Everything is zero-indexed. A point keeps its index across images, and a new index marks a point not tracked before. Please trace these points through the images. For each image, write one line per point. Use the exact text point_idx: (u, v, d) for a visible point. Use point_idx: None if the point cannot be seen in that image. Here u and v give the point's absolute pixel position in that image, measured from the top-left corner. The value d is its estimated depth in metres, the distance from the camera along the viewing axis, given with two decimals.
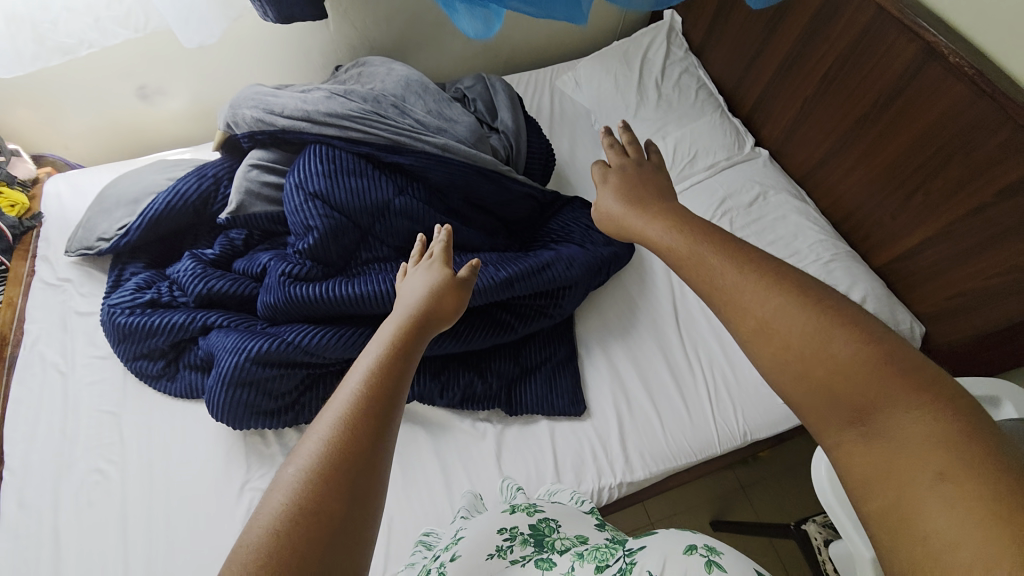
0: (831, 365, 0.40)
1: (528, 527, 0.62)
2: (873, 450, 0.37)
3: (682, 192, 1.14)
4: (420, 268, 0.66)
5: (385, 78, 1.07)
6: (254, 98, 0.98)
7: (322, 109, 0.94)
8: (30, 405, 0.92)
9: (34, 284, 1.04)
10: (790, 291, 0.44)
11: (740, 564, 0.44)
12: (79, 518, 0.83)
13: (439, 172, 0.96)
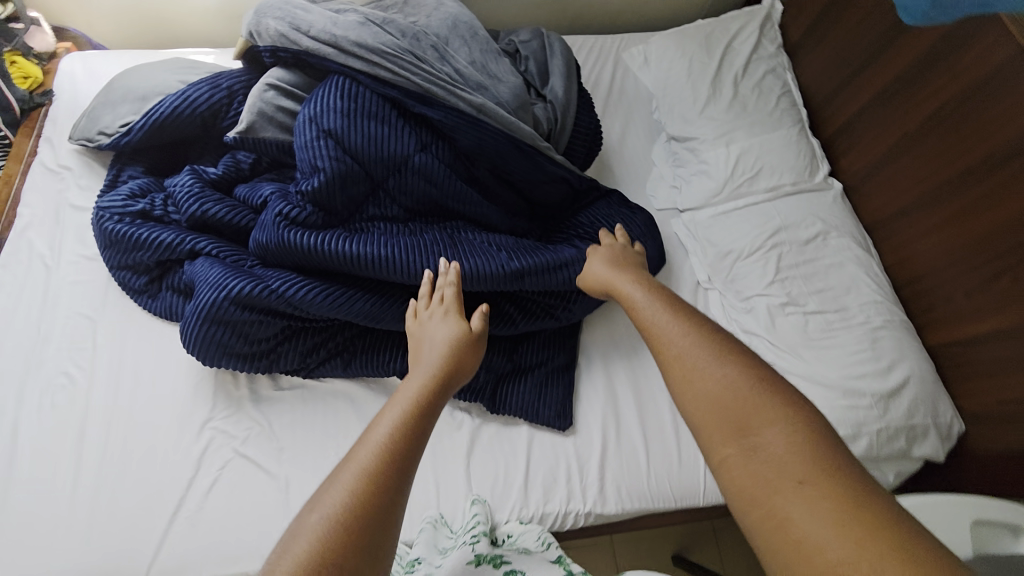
0: (726, 393, 0.47)
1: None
2: (753, 463, 0.43)
3: (732, 213, 1.02)
4: (438, 314, 0.72)
5: (432, 14, 0.95)
6: (282, 9, 0.88)
7: (353, 36, 0.84)
8: (9, 292, 0.89)
9: (34, 165, 0.99)
10: (701, 330, 0.52)
11: None
12: (38, 418, 0.81)
13: (470, 136, 0.86)
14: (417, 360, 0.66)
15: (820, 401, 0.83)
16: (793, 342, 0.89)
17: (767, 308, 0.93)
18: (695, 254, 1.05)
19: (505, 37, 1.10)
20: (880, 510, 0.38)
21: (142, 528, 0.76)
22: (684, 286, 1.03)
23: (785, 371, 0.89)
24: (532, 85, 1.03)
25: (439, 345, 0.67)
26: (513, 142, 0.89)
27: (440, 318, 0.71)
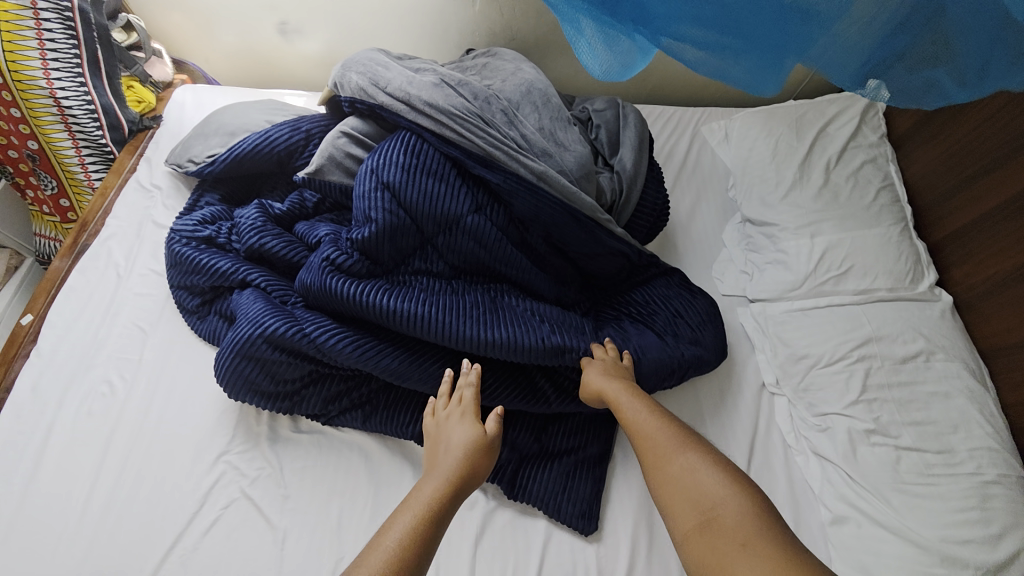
0: (688, 481, 0.59)
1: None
2: (708, 539, 0.54)
3: (812, 312, 0.90)
4: (455, 416, 0.74)
5: (508, 79, 0.95)
6: (367, 64, 0.92)
7: (425, 96, 0.85)
8: (81, 296, 0.95)
9: (131, 182, 1.09)
10: (671, 427, 0.66)
11: None
12: (75, 423, 0.83)
13: (526, 202, 0.83)
14: (434, 464, 0.69)
15: (908, 564, 0.68)
16: (877, 480, 0.74)
17: (848, 432, 0.79)
18: (762, 351, 0.94)
19: (580, 104, 1.09)
20: (806, 562, 0.49)
21: (137, 559, 0.74)
22: (746, 386, 0.91)
23: (864, 515, 0.73)
24: (600, 154, 1.00)
25: (455, 450, 0.69)
26: (572, 212, 0.85)
27: (457, 420, 0.73)
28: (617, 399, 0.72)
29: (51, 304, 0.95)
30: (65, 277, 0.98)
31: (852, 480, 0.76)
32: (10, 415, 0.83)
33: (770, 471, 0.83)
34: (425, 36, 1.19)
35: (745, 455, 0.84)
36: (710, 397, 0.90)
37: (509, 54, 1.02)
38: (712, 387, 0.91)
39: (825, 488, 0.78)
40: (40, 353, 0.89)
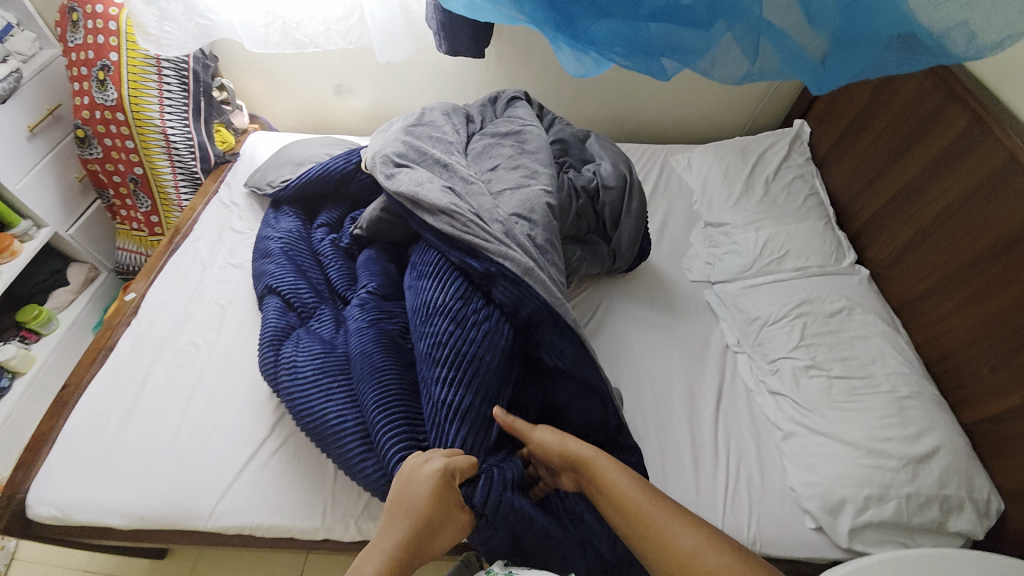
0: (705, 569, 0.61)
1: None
2: None
3: (760, 285, 1.13)
4: (426, 479, 0.71)
5: (509, 170, 1.06)
6: (392, 160, 1.06)
7: (432, 199, 0.97)
8: (175, 281, 1.18)
9: (215, 200, 1.35)
10: (680, 516, 0.68)
11: None
12: (166, 374, 1.02)
13: (503, 295, 0.89)
14: (392, 520, 0.69)
15: (844, 460, 0.84)
16: (817, 402, 0.93)
17: (792, 370, 0.98)
18: (725, 320, 1.15)
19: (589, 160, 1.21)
20: None
21: (214, 474, 0.89)
22: (713, 346, 1.11)
23: (808, 429, 0.91)
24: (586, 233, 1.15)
25: (418, 511, 0.69)
26: (548, 311, 0.89)
27: (426, 485, 0.70)
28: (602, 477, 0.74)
29: (148, 285, 1.18)
30: (160, 266, 1.22)
31: (799, 405, 0.94)
32: (115, 366, 1.03)
33: (736, 409, 1.01)
34: (449, 93, 1.53)
35: (713, 396, 1.02)
36: (684, 355, 1.09)
37: (520, 137, 1.12)
38: (685, 349, 1.10)
39: (779, 416, 0.96)
40: (140, 322, 1.10)
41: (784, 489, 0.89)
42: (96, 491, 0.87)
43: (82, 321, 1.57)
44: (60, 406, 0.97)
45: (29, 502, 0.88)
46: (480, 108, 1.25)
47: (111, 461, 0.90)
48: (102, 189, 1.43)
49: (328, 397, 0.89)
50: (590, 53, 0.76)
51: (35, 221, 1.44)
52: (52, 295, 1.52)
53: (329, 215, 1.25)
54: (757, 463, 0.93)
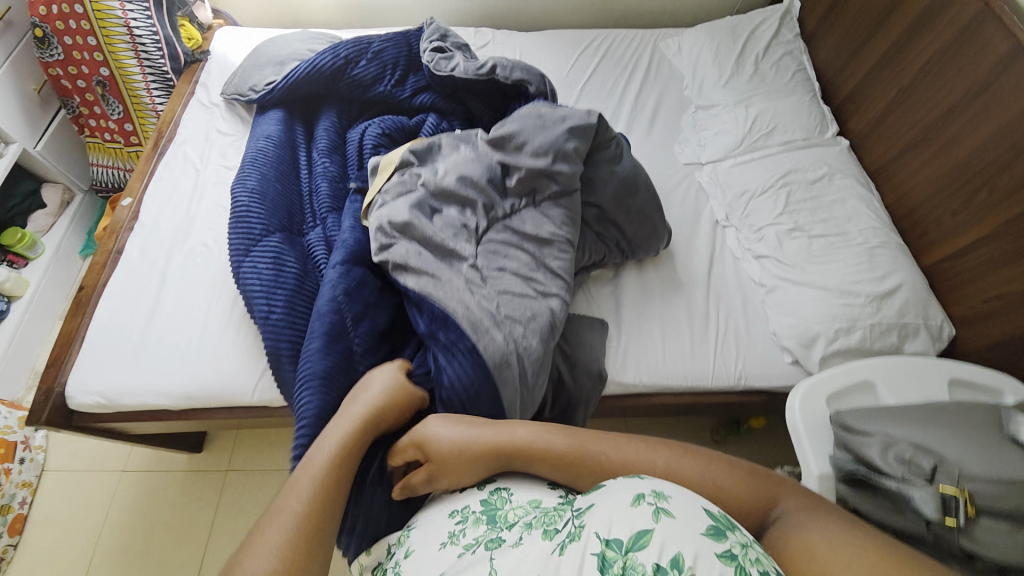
0: (722, 493, 0.59)
1: (478, 505, 0.65)
2: (794, 533, 0.52)
3: (748, 161, 1.19)
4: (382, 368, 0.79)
5: (522, 274, 0.91)
6: (388, 212, 0.90)
7: (415, 282, 0.84)
8: (168, 185, 1.16)
9: (193, 102, 1.28)
10: (674, 448, 0.65)
11: (682, 505, 0.51)
12: (183, 272, 1.04)
13: (454, 376, 0.79)
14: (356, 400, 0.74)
15: (820, 302, 0.96)
16: (798, 258, 1.03)
17: (776, 233, 1.07)
18: (715, 197, 1.21)
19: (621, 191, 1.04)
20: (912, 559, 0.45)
21: (247, 356, 0.95)
22: (703, 221, 1.18)
23: (789, 282, 1.01)
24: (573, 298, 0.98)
25: (381, 390, 0.75)
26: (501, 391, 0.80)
27: (381, 370, 0.78)
28: (529, 442, 0.68)
29: (143, 190, 1.15)
30: (151, 171, 1.18)
31: (782, 262, 1.04)
32: (128, 267, 1.04)
33: (725, 273, 1.10)
34: None
35: (704, 265, 1.11)
36: (676, 231, 1.16)
37: (545, 243, 0.96)
38: (677, 226, 1.17)
39: (764, 275, 1.06)
40: (143, 225, 1.09)
41: (767, 334, 1.01)
42: (139, 379, 0.92)
43: (68, 244, 1.52)
44: (81, 305, 0.99)
45: (71, 395, 0.90)
46: (520, 166, 0.98)
47: (148, 352, 0.94)
48: (66, 97, 1.34)
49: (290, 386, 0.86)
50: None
51: (2, 138, 1.35)
52: (30, 217, 1.47)
53: (330, 117, 1.18)
54: (743, 316, 1.04)
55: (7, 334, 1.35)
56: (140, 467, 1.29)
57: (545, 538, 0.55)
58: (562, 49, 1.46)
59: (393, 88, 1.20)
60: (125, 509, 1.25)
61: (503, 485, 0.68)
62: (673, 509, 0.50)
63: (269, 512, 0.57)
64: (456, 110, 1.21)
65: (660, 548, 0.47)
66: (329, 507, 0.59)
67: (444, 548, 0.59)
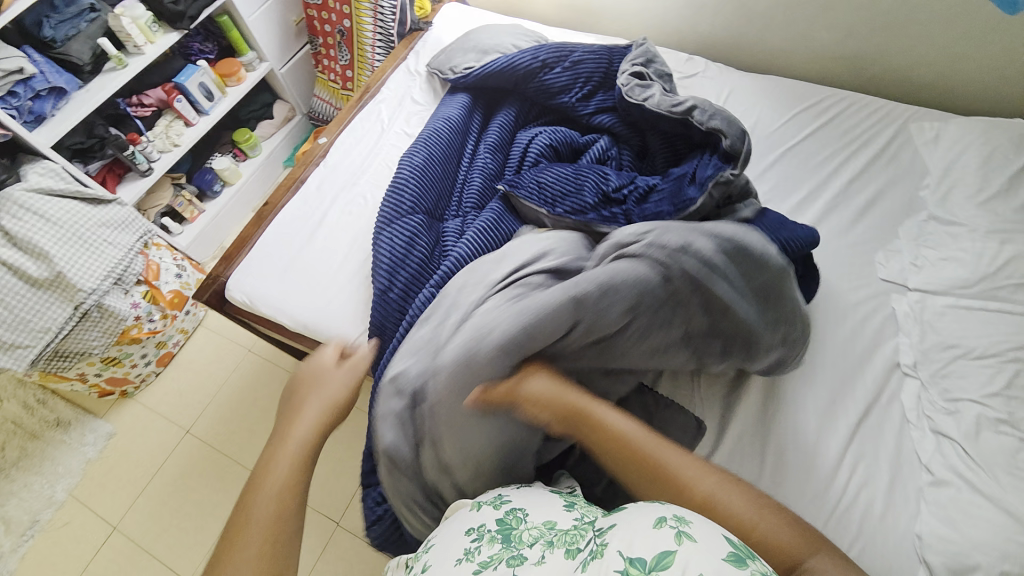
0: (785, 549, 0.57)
1: (495, 524, 0.64)
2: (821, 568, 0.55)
3: (976, 310, 0.93)
4: (336, 364, 0.81)
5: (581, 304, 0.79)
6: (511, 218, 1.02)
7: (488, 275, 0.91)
8: (358, 134, 1.30)
9: (402, 67, 1.41)
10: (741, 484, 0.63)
11: (704, 530, 0.50)
12: (340, 217, 1.16)
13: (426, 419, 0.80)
14: (302, 394, 0.75)
15: (1002, 530, 0.73)
16: (990, 460, 0.79)
17: (977, 417, 0.83)
18: (906, 334, 0.96)
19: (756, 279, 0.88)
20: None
21: (358, 311, 1.03)
22: (879, 358, 0.95)
23: (969, 485, 0.78)
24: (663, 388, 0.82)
25: (324, 390, 0.76)
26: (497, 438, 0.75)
27: (337, 365, 0.80)
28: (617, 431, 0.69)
29: (337, 134, 1.32)
30: (349, 119, 1.34)
31: (968, 456, 0.81)
32: (303, 196, 1.19)
33: (881, 431, 0.89)
34: None
35: (856, 411, 0.90)
36: (837, 356, 0.96)
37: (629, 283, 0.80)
38: (840, 349, 0.97)
39: (934, 458, 0.83)
40: (326, 164, 1.25)
41: (908, 532, 0.80)
42: (278, 295, 1.06)
43: (277, 153, 1.82)
44: (261, 218, 1.17)
45: (228, 288, 1.08)
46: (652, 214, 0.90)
47: (290, 275, 1.08)
48: (314, 36, 1.57)
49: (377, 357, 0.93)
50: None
51: (258, 55, 1.64)
52: (259, 124, 1.77)
53: (508, 115, 1.20)
54: (884, 494, 0.83)
55: (213, 211, 1.67)
56: (260, 353, 1.53)
57: (567, 556, 0.54)
58: (779, 100, 1.27)
59: (578, 102, 1.17)
60: (237, 383, 1.49)
61: (517, 506, 0.67)
62: (694, 534, 0.49)
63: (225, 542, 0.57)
64: (631, 140, 1.14)
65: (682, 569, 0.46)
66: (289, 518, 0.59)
67: (458, 565, 0.58)
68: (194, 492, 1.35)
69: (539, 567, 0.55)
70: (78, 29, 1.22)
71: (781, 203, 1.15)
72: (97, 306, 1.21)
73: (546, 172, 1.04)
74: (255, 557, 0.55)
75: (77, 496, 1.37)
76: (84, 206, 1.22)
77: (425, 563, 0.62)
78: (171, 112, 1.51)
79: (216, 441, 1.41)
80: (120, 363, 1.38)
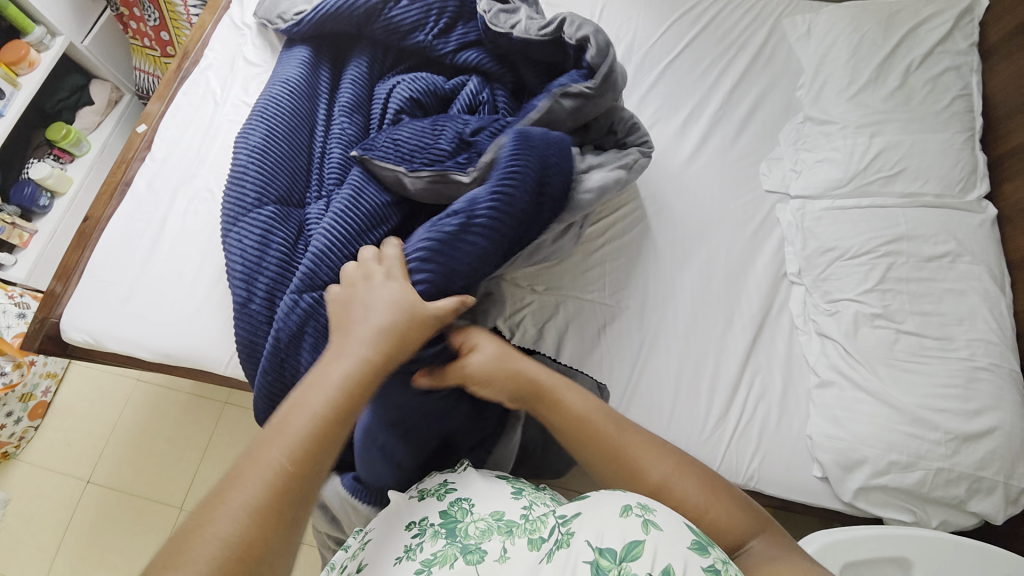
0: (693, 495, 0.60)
1: (438, 516, 0.60)
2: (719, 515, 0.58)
3: (853, 208, 0.95)
4: (393, 285, 0.70)
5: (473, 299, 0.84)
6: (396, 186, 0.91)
7: None
8: (186, 114, 1.09)
9: (225, 21, 1.17)
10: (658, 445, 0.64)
11: (670, 517, 0.50)
12: (185, 219, 0.99)
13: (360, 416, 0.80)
14: (370, 320, 0.65)
15: (881, 421, 0.79)
16: (869, 355, 0.84)
17: (855, 315, 0.87)
18: (791, 244, 0.98)
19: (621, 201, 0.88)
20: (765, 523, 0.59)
21: (227, 327, 0.91)
22: (767, 271, 0.98)
23: (850, 381, 0.84)
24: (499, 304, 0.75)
25: (394, 316, 0.65)
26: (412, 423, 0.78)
27: (396, 288, 0.69)
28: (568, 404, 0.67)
29: (159, 117, 1.09)
30: (172, 95, 1.12)
31: (848, 355, 0.85)
32: (132, 201, 1.00)
33: (774, 343, 0.93)
34: None
35: (750, 329, 0.93)
36: (731, 276, 0.98)
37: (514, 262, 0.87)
38: (733, 268, 0.98)
39: (820, 361, 0.88)
40: (154, 158, 1.05)
41: (801, 435, 0.85)
42: (129, 325, 0.91)
43: (113, 146, 1.53)
44: (84, 238, 0.97)
45: (63, 328, 0.92)
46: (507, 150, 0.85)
47: (138, 299, 0.93)
48: None
49: (255, 376, 0.84)
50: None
51: (47, 29, 1.32)
52: (78, 113, 1.47)
53: (359, 66, 1.03)
54: (780, 403, 0.88)
55: (48, 229, 1.40)
56: (152, 379, 1.37)
57: (528, 549, 0.52)
58: (654, 9, 1.17)
59: (435, 39, 1.02)
60: (134, 416, 1.34)
61: (463, 494, 0.63)
62: (661, 522, 0.49)
63: (256, 446, 0.51)
64: (504, 77, 1.01)
65: (653, 560, 0.45)
66: (332, 444, 0.53)
67: (398, 565, 0.55)
68: (112, 540, 1.24)
69: (499, 563, 0.51)
70: None
71: (667, 126, 1.10)
72: None
73: (410, 129, 0.92)
74: (295, 450, 0.51)
75: None
76: None
77: (363, 560, 0.59)
78: None
79: (123, 483, 1.28)
80: None
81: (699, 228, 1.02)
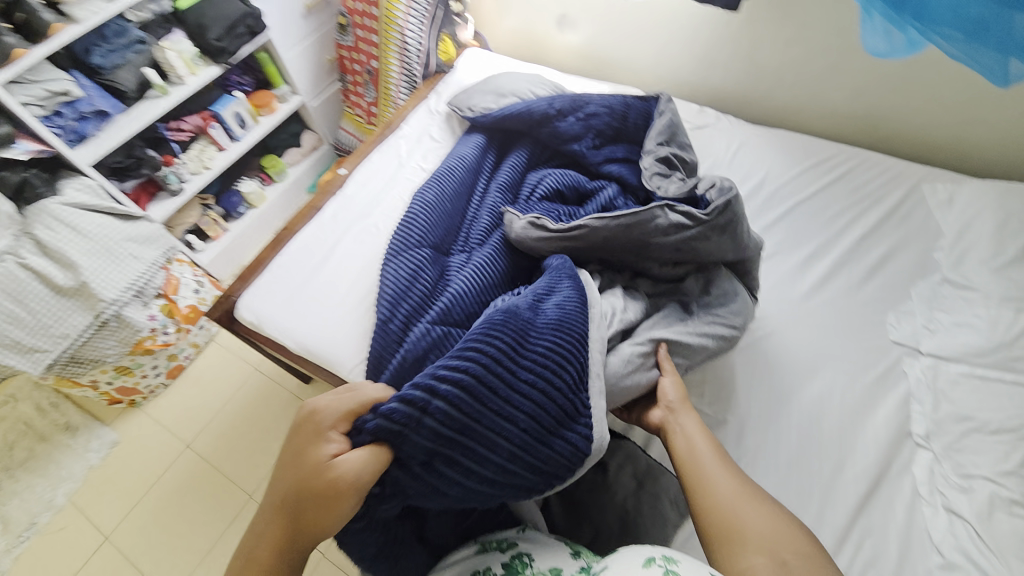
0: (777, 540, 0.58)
1: (501, 568, 0.66)
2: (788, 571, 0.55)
3: (994, 381, 0.90)
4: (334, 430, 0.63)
5: None
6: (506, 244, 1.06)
7: None
8: (376, 167, 1.35)
9: (423, 106, 1.47)
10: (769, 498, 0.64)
11: (692, 566, 0.53)
12: (353, 245, 1.20)
13: None
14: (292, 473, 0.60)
15: None
16: (1004, 545, 0.76)
17: (990, 496, 0.80)
18: (918, 402, 0.93)
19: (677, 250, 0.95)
20: None
21: (359, 339, 1.05)
22: (888, 425, 0.92)
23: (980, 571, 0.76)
24: (468, 374, 0.69)
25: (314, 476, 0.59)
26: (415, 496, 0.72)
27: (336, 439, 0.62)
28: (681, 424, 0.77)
29: (357, 164, 1.37)
30: (370, 151, 1.40)
31: (981, 540, 0.78)
32: (319, 224, 1.24)
33: (890, 503, 0.86)
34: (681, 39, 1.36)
35: (862, 481, 0.88)
36: (843, 419, 0.94)
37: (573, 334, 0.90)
38: (847, 410, 0.95)
39: (945, 537, 0.80)
40: (344, 195, 1.30)
41: None
42: (285, 317, 1.09)
43: (301, 179, 1.90)
44: (278, 243, 1.22)
45: (238, 308, 1.12)
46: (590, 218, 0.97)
47: (298, 298, 1.11)
48: (344, 73, 1.68)
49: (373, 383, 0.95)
50: (909, 29, 0.88)
51: (291, 88, 1.73)
52: (287, 151, 1.86)
53: (520, 156, 1.24)
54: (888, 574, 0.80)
55: (236, 230, 1.74)
56: (265, 372, 1.55)
57: None
58: (790, 153, 1.28)
59: (588, 150, 1.20)
60: (242, 400, 1.51)
61: (523, 548, 0.69)
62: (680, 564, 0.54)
63: None
64: (641, 189, 1.14)
65: None
66: None
67: None
68: (188, 508, 1.35)
69: None
70: (125, 59, 1.31)
71: (789, 257, 1.15)
72: (116, 316, 1.26)
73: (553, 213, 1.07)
74: None
75: (76, 503, 1.40)
76: (113, 221, 1.27)
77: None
78: (205, 137, 1.58)
79: (211, 456, 1.42)
80: (131, 372, 1.40)
81: (812, 361, 1.01)
